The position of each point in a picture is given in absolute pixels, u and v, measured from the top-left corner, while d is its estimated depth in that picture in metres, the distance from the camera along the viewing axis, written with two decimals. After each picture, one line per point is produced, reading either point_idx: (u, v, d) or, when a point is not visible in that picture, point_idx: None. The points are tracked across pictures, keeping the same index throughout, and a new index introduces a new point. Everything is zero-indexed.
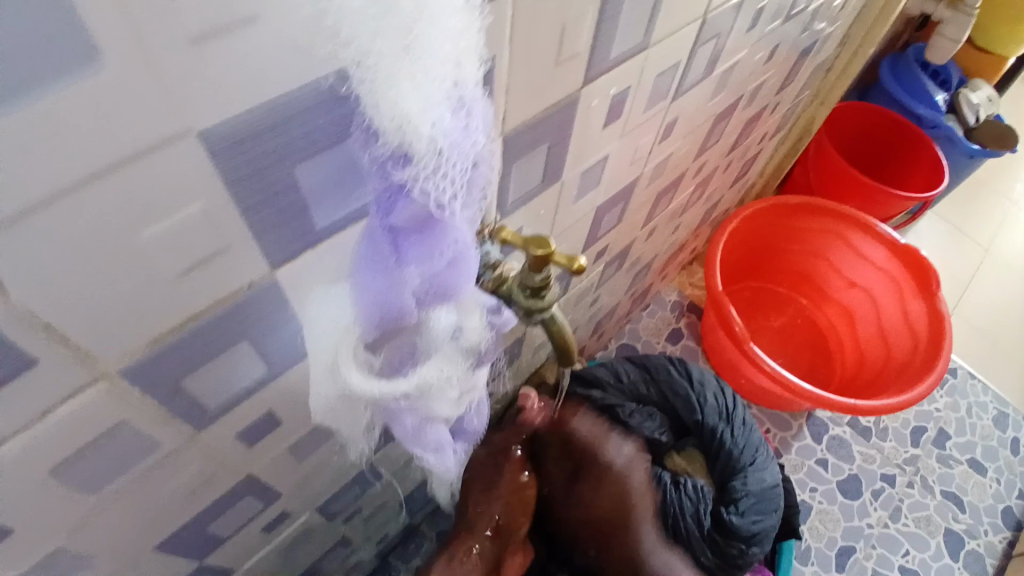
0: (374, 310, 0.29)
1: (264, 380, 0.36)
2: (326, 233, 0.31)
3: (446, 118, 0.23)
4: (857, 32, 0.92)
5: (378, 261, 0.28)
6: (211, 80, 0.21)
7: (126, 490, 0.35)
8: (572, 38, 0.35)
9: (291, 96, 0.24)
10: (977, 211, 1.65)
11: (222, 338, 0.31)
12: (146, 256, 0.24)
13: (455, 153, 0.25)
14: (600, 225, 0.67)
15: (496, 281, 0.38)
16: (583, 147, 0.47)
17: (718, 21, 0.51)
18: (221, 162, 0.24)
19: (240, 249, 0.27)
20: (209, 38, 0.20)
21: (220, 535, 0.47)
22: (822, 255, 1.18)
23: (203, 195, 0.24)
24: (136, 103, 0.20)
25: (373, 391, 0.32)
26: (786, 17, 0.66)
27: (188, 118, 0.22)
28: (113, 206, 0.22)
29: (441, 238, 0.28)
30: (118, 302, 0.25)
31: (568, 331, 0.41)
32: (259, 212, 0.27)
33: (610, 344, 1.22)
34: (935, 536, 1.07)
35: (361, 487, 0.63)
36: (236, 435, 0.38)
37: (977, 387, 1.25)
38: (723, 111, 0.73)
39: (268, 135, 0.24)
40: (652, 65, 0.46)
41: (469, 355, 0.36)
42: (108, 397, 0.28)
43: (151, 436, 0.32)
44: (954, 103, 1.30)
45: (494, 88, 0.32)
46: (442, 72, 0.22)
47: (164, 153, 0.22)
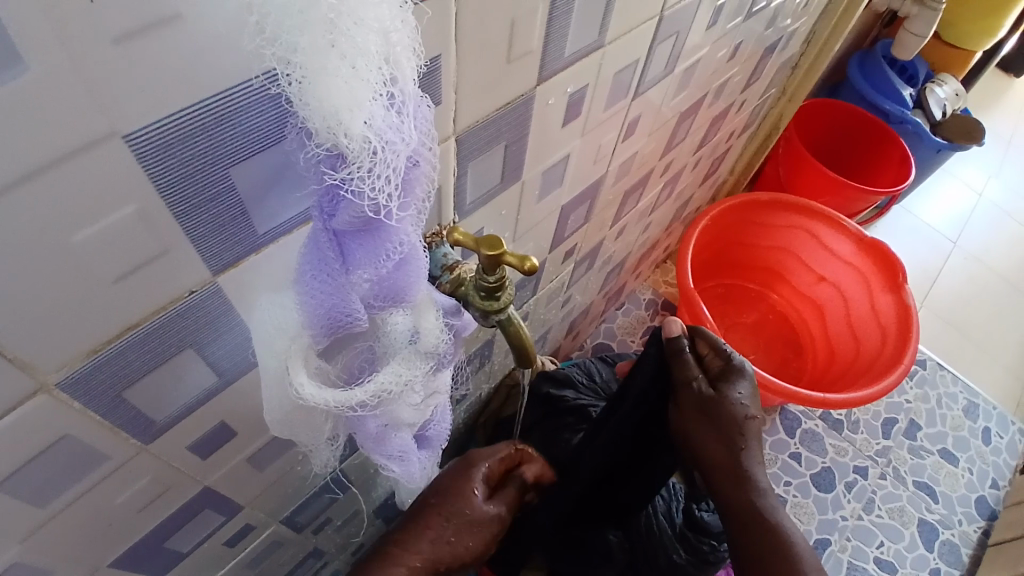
0: (320, 315, 0.29)
1: (215, 389, 0.35)
2: (271, 238, 0.30)
3: (379, 115, 0.22)
4: (822, 29, 0.93)
5: (324, 267, 0.27)
6: (135, 80, 0.20)
7: (75, 506, 0.33)
8: (524, 36, 0.34)
9: (222, 96, 0.23)
10: (943, 204, 1.68)
11: (167, 346, 0.30)
12: (76, 263, 0.23)
13: (391, 152, 0.24)
14: (566, 225, 0.66)
15: (453, 283, 0.37)
16: (543, 145, 0.47)
17: (676, 18, 0.51)
18: (150, 166, 0.23)
19: (179, 253, 0.26)
20: (134, 36, 0.19)
21: (180, 548, 0.46)
22: (792, 250, 1.19)
23: (135, 199, 0.23)
24: (55, 105, 0.19)
25: (325, 402, 0.31)
26: (747, 15, 0.66)
27: (114, 120, 0.21)
28: (37, 214, 0.21)
29: (386, 240, 0.27)
30: (48, 312, 0.24)
31: (527, 333, 0.41)
32: (194, 217, 0.26)
33: (586, 342, 1.22)
34: (908, 526, 1.08)
35: (329, 495, 0.62)
36: (189, 446, 0.37)
37: (946, 378, 1.28)
38: (688, 108, 0.73)
39: (196, 138, 0.23)
40: (611, 62, 0.46)
41: (430, 358, 0.35)
42: (48, 410, 0.27)
43: (97, 449, 0.31)
44: (921, 99, 1.33)
45: (442, 86, 0.32)
46: (370, 67, 0.21)
47: (90, 156, 0.21)
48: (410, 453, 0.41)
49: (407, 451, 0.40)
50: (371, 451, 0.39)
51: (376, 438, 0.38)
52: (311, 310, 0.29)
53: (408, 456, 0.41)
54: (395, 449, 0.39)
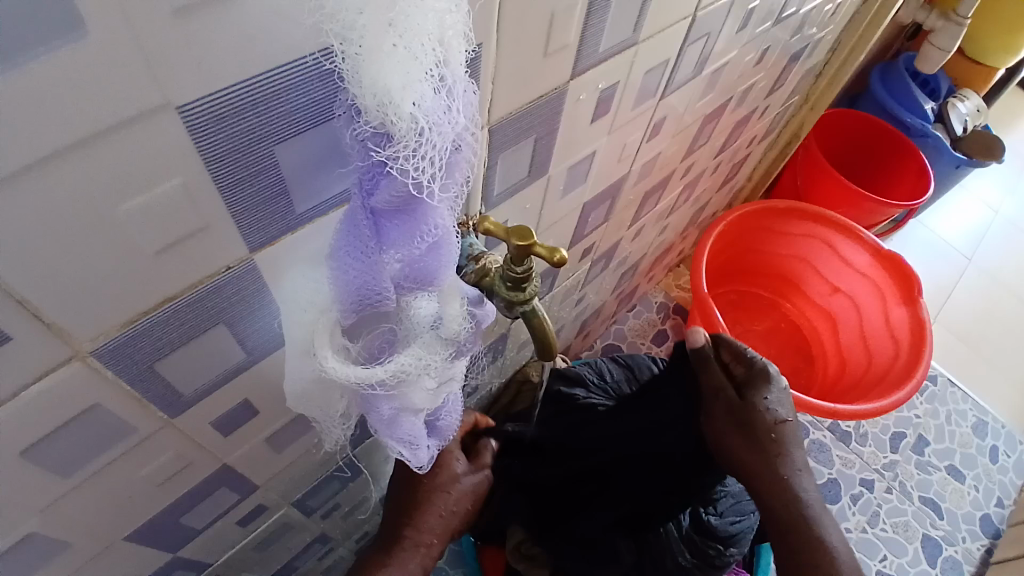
0: (352, 294, 0.29)
1: (240, 368, 0.36)
2: (307, 218, 0.30)
3: (428, 96, 0.23)
4: (848, 38, 0.92)
5: (358, 244, 0.27)
6: (190, 54, 0.21)
7: (99, 476, 0.34)
8: (562, 29, 0.35)
9: (277, 72, 0.23)
10: (959, 219, 1.67)
11: (200, 321, 0.30)
12: (120, 233, 0.24)
13: (437, 133, 0.24)
14: (586, 223, 0.67)
15: (478, 274, 0.37)
16: (571, 140, 0.47)
17: (707, 20, 0.51)
18: (201, 140, 0.23)
19: (220, 229, 0.27)
20: (194, 8, 0.20)
21: (195, 526, 0.46)
22: (808, 259, 1.19)
23: (182, 172, 0.24)
24: (113, 72, 0.19)
25: (348, 377, 0.31)
26: (776, 20, 0.66)
27: (168, 91, 0.21)
28: (87, 181, 0.21)
29: (422, 222, 0.27)
30: (90, 279, 0.24)
31: (549, 326, 0.41)
32: (237, 192, 0.26)
33: (596, 343, 1.22)
34: (912, 541, 1.08)
35: (340, 481, 0.63)
36: (212, 423, 0.38)
37: (957, 395, 1.27)
38: (711, 112, 0.73)
39: (249, 113, 0.24)
40: (642, 61, 0.46)
41: (449, 345, 0.36)
42: (81, 378, 0.27)
43: (125, 420, 0.32)
44: (942, 113, 1.32)
45: (481, 76, 0.32)
46: (424, 48, 0.22)
47: (142, 126, 0.21)
48: (420, 439, 0.41)
49: (418, 437, 0.40)
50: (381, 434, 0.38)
51: (387, 421, 0.37)
52: (343, 288, 0.29)
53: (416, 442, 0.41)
54: (404, 433, 0.39)
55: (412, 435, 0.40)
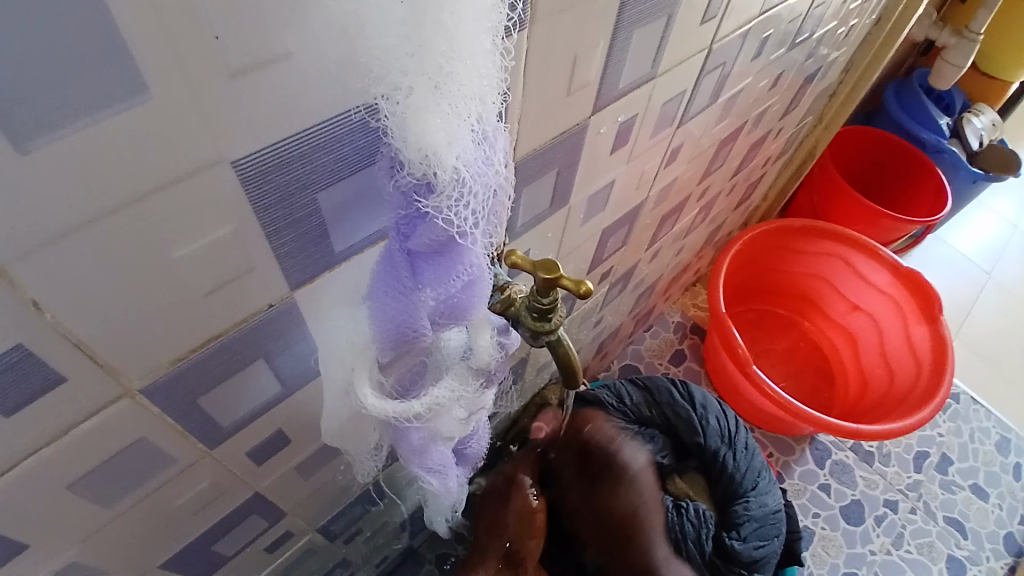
0: (388, 326, 0.30)
1: (277, 399, 0.37)
2: (344, 257, 0.31)
3: (468, 149, 0.24)
4: (861, 58, 0.93)
5: (395, 283, 0.29)
6: (243, 112, 0.22)
7: (139, 506, 0.35)
8: (584, 69, 0.36)
9: (321, 125, 0.24)
10: (978, 234, 1.66)
11: (241, 357, 0.31)
12: (172, 278, 0.25)
13: (476, 182, 0.25)
14: (605, 247, 0.68)
15: (503, 303, 0.38)
16: (592, 170, 0.48)
17: (724, 50, 0.52)
18: (253, 192, 0.25)
19: (264, 271, 0.28)
20: (248, 71, 0.21)
21: (225, 552, 0.47)
22: (825, 277, 1.18)
23: (231, 220, 0.25)
24: (173, 132, 0.21)
25: (386, 412, 0.32)
26: (791, 45, 0.67)
27: (222, 147, 0.22)
28: (143, 231, 0.23)
29: (459, 264, 0.28)
30: (142, 322, 0.25)
31: (574, 354, 0.41)
32: (282, 236, 0.27)
33: (613, 363, 1.22)
34: (937, 562, 1.06)
35: (364, 506, 0.63)
36: (247, 452, 0.39)
37: (980, 413, 1.25)
38: (727, 136, 0.74)
39: (297, 166, 0.25)
40: (661, 92, 0.47)
41: (479, 375, 0.37)
42: (128, 414, 0.29)
43: (166, 453, 0.33)
44: (957, 128, 1.32)
45: (510, 117, 0.33)
46: (466, 105, 0.23)
47: (196, 179, 0.22)
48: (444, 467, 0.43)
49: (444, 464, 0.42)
50: (413, 464, 0.40)
51: (418, 450, 0.39)
52: (378, 323, 0.30)
53: (445, 470, 0.44)
54: (435, 463, 0.41)
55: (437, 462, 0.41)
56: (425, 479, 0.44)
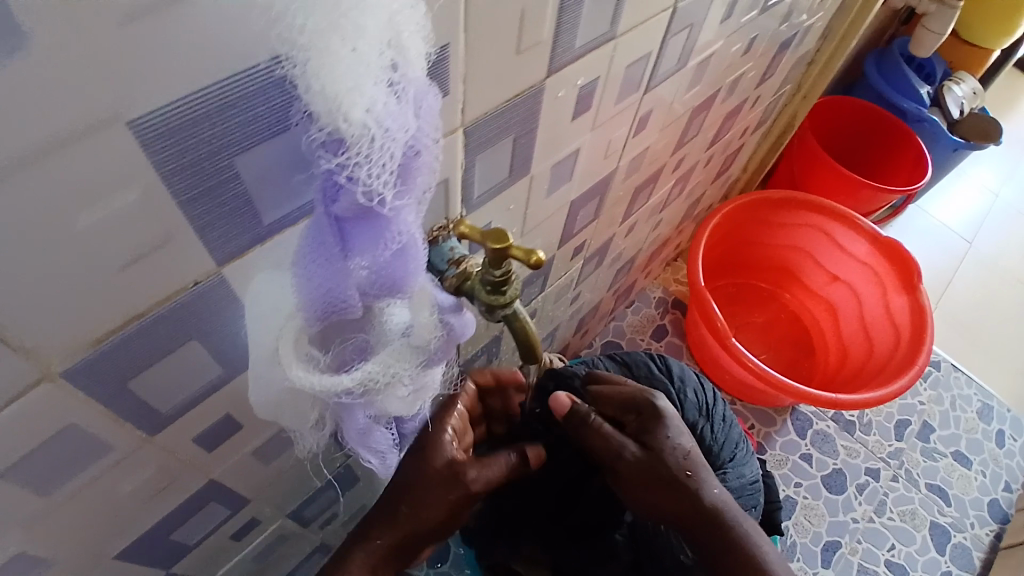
0: (318, 301, 0.28)
1: (220, 381, 0.35)
2: (273, 229, 0.30)
3: (380, 101, 0.22)
4: (838, 25, 0.91)
5: (321, 252, 0.27)
6: (137, 65, 0.20)
7: (81, 496, 0.33)
8: (534, 26, 0.34)
9: (230, 82, 0.23)
10: (958, 203, 1.66)
11: (174, 335, 0.30)
12: (79, 250, 0.23)
13: (392, 138, 0.23)
14: (576, 221, 0.66)
15: (458, 276, 0.37)
16: (552, 139, 0.46)
17: (690, 11, 0.51)
18: (157, 154, 0.23)
19: (182, 241, 0.26)
20: (135, 20, 0.19)
21: (186, 541, 0.46)
22: (805, 249, 1.18)
23: (138, 186, 0.23)
24: (59, 90, 0.19)
25: (313, 385, 0.31)
26: (762, 9, 0.65)
27: (117, 104, 0.20)
28: (39, 202, 0.21)
29: (382, 229, 0.26)
30: (50, 298, 0.24)
31: (533, 328, 0.40)
32: (198, 206, 0.26)
33: (595, 341, 1.21)
34: (921, 529, 1.07)
35: (335, 490, 0.62)
36: (195, 438, 0.37)
37: (960, 380, 1.26)
38: (700, 105, 0.73)
39: (205, 125, 0.23)
40: (623, 55, 0.46)
41: (421, 354, 0.35)
42: (51, 399, 0.27)
43: (101, 439, 0.31)
44: (937, 97, 1.31)
45: (450, 77, 0.31)
46: (374, 51, 0.21)
47: (94, 142, 0.21)
48: (385, 447, 0.42)
49: (383, 445, 0.41)
50: (354, 445, 0.39)
51: (358, 430, 0.38)
52: (306, 295, 0.28)
53: (384, 450, 0.43)
54: (375, 443, 0.40)
55: (376, 442, 0.40)
56: (366, 459, 0.42)
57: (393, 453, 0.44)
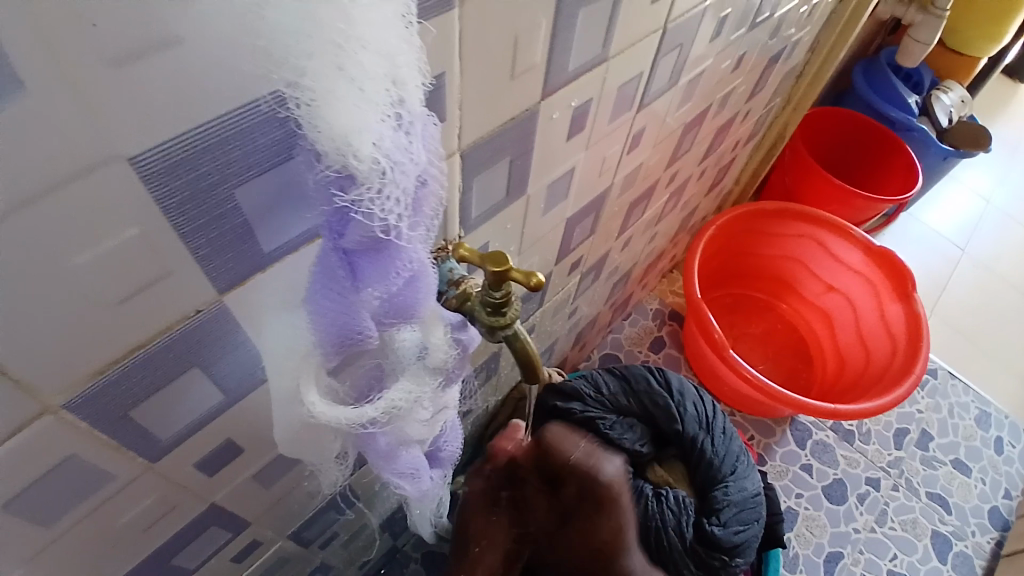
0: (331, 332, 0.29)
1: (221, 407, 0.35)
2: (276, 255, 0.30)
3: (388, 137, 0.23)
4: (826, 37, 0.93)
5: (334, 285, 0.28)
6: (135, 104, 0.20)
7: (82, 525, 0.33)
8: (527, 51, 0.34)
9: (229, 118, 0.23)
10: (950, 210, 1.67)
11: (176, 364, 0.30)
12: (80, 284, 0.23)
13: (399, 172, 0.24)
14: (572, 237, 0.66)
15: (460, 297, 0.36)
16: (547, 159, 0.47)
17: (680, 29, 0.51)
18: (156, 189, 0.23)
19: (184, 273, 0.27)
20: (134, 60, 0.19)
21: (186, 567, 0.46)
22: (801, 259, 1.19)
23: (139, 220, 0.23)
24: (60, 130, 0.19)
25: (337, 419, 0.32)
26: (751, 25, 0.66)
27: (117, 142, 0.21)
28: (40, 239, 0.21)
29: (395, 260, 0.27)
30: (52, 332, 0.24)
31: (533, 347, 0.40)
32: (200, 236, 0.26)
33: (593, 354, 1.21)
34: (921, 538, 1.07)
35: (336, 511, 0.62)
36: (195, 464, 0.37)
37: (958, 387, 1.26)
38: (693, 119, 0.73)
39: (204, 161, 0.23)
40: (615, 74, 0.46)
41: (438, 374, 0.36)
42: (53, 431, 0.27)
43: (102, 469, 0.31)
44: (926, 106, 1.32)
45: (445, 104, 0.32)
46: (379, 89, 0.22)
47: (94, 178, 0.21)
48: (421, 469, 0.43)
49: (419, 467, 0.42)
50: (381, 470, 0.40)
51: (387, 456, 0.39)
52: (322, 327, 0.29)
53: (420, 473, 0.43)
54: (407, 467, 0.41)
55: (409, 466, 0.41)
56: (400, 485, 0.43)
57: (426, 473, 0.45)
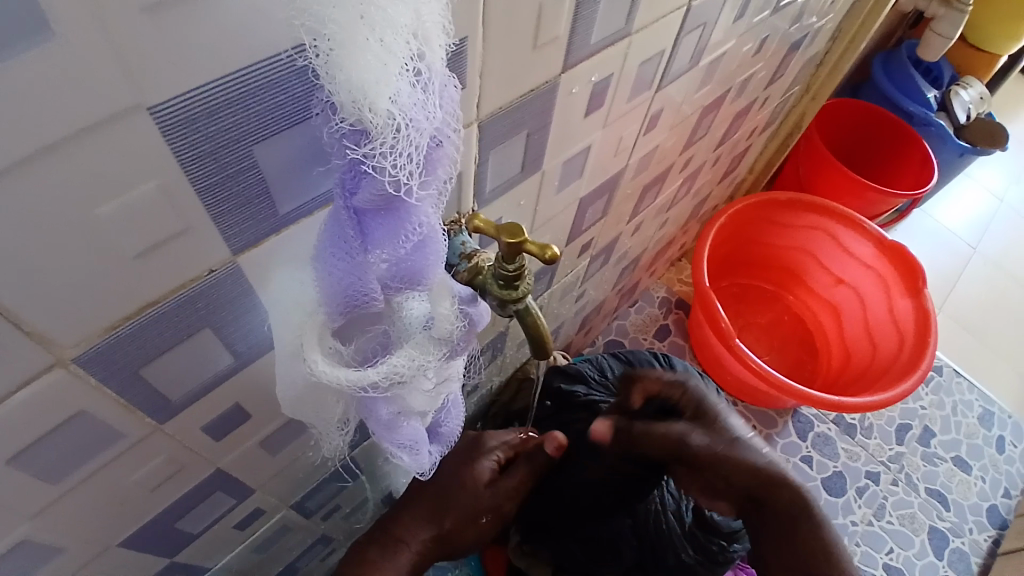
0: (339, 292, 0.29)
1: (231, 371, 0.35)
2: (290, 220, 0.30)
3: (405, 91, 0.22)
4: (850, 26, 0.91)
5: (343, 244, 0.27)
6: (159, 53, 0.20)
7: (90, 483, 0.33)
8: (551, 21, 0.34)
9: (250, 70, 0.23)
10: (964, 208, 1.65)
11: (188, 324, 0.30)
12: (96, 236, 0.23)
13: (415, 129, 0.23)
14: (584, 219, 0.66)
15: (470, 272, 0.37)
16: (565, 135, 0.46)
17: (704, 9, 0.50)
18: (174, 142, 0.23)
19: (200, 233, 0.26)
20: (160, 7, 0.19)
21: (191, 530, 0.46)
22: (811, 251, 1.18)
23: (157, 174, 0.23)
24: (83, 76, 0.19)
25: (338, 379, 0.31)
26: (774, 9, 0.65)
27: (139, 91, 0.20)
28: (58, 188, 0.21)
29: (405, 220, 0.27)
30: (67, 283, 0.24)
31: (543, 323, 0.40)
32: (215, 195, 0.26)
33: (598, 339, 1.21)
34: (919, 533, 1.07)
35: (339, 482, 0.62)
36: (204, 427, 0.37)
37: (963, 385, 1.25)
38: (710, 104, 0.72)
39: (222, 112, 0.23)
40: (637, 52, 0.45)
41: (444, 345, 0.35)
42: (65, 385, 0.27)
43: (112, 427, 0.31)
44: (945, 101, 1.31)
45: (467, 71, 0.31)
46: (399, 41, 0.21)
47: (115, 128, 0.21)
48: (420, 445, 0.42)
49: (417, 442, 0.41)
50: (383, 441, 0.39)
51: (387, 425, 0.38)
52: (331, 288, 0.29)
53: (420, 449, 0.42)
54: (406, 440, 0.40)
55: (410, 440, 0.40)
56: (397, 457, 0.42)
57: (427, 450, 0.43)
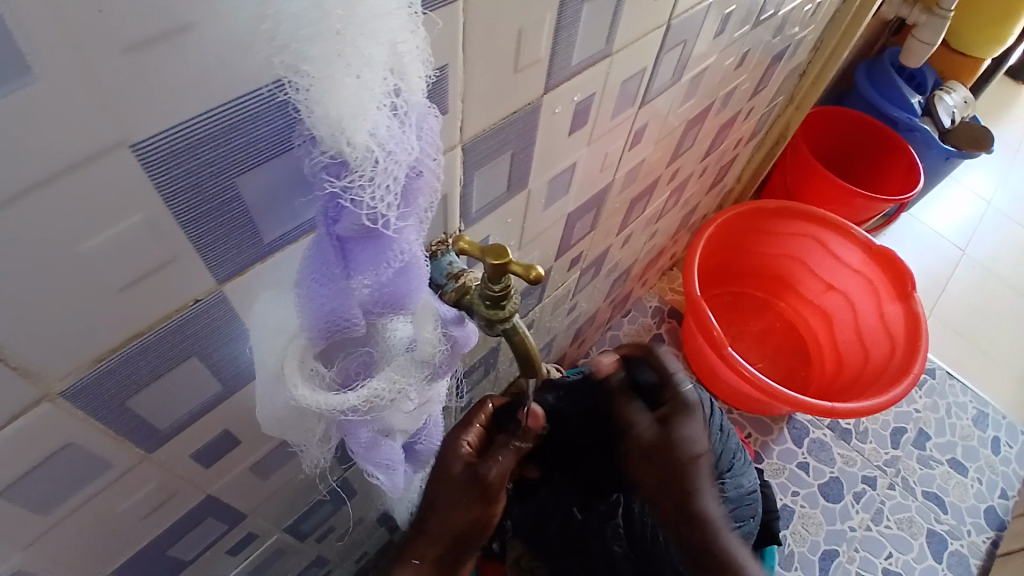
0: (320, 318, 0.29)
1: (218, 398, 0.35)
2: (275, 247, 0.30)
3: (383, 125, 0.23)
4: (830, 37, 0.92)
5: (326, 271, 0.27)
6: (141, 91, 0.20)
7: (79, 513, 0.33)
8: (532, 45, 0.34)
9: (232, 105, 0.23)
10: (951, 211, 1.67)
11: (175, 353, 0.30)
12: (82, 270, 0.23)
13: (394, 162, 0.24)
14: (573, 233, 0.66)
15: (458, 292, 0.37)
16: (550, 153, 0.47)
17: (685, 26, 0.51)
18: (158, 177, 0.23)
19: (186, 262, 0.26)
20: (144, 46, 0.19)
21: (183, 557, 0.46)
22: (801, 257, 1.18)
23: (141, 208, 0.23)
24: (66, 115, 0.19)
25: (319, 404, 0.31)
26: (755, 22, 0.66)
27: (122, 127, 0.21)
28: (44, 224, 0.21)
29: (388, 248, 0.27)
30: (54, 318, 0.24)
31: (531, 341, 0.40)
32: (200, 226, 0.26)
33: (592, 350, 1.21)
34: (917, 537, 1.07)
35: (333, 503, 0.62)
36: (193, 454, 0.37)
37: (955, 387, 1.26)
38: (695, 116, 0.73)
39: (204, 148, 0.23)
40: (619, 69, 0.46)
41: (425, 367, 0.36)
42: (52, 418, 0.27)
43: (100, 457, 0.31)
44: (929, 106, 1.32)
45: (449, 94, 0.32)
46: (376, 77, 0.22)
47: (96, 166, 0.21)
48: (396, 463, 0.42)
49: (394, 461, 0.41)
50: (361, 461, 0.39)
51: (366, 446, 0.38)
52: (311, 314, 0.29)
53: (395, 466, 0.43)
54: (384, 458, 0.40)
55: (387, 458, 0.41)
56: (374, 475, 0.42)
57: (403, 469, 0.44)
